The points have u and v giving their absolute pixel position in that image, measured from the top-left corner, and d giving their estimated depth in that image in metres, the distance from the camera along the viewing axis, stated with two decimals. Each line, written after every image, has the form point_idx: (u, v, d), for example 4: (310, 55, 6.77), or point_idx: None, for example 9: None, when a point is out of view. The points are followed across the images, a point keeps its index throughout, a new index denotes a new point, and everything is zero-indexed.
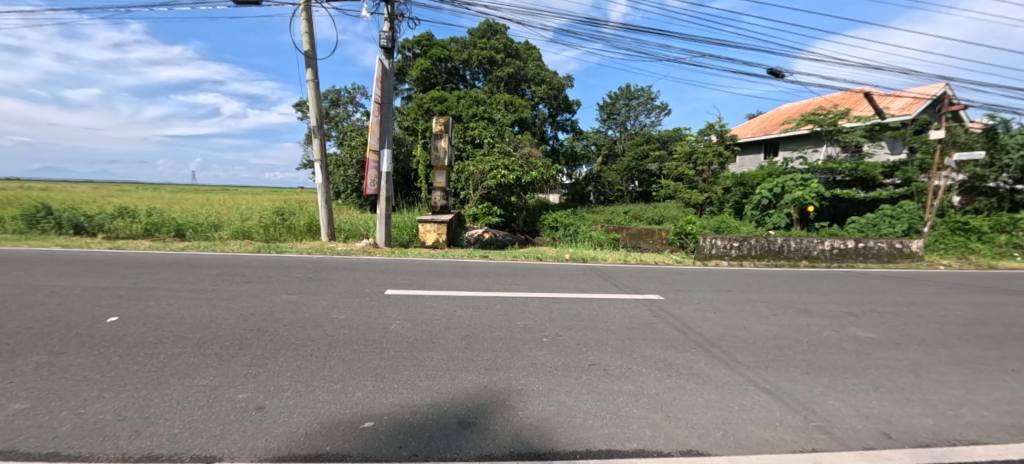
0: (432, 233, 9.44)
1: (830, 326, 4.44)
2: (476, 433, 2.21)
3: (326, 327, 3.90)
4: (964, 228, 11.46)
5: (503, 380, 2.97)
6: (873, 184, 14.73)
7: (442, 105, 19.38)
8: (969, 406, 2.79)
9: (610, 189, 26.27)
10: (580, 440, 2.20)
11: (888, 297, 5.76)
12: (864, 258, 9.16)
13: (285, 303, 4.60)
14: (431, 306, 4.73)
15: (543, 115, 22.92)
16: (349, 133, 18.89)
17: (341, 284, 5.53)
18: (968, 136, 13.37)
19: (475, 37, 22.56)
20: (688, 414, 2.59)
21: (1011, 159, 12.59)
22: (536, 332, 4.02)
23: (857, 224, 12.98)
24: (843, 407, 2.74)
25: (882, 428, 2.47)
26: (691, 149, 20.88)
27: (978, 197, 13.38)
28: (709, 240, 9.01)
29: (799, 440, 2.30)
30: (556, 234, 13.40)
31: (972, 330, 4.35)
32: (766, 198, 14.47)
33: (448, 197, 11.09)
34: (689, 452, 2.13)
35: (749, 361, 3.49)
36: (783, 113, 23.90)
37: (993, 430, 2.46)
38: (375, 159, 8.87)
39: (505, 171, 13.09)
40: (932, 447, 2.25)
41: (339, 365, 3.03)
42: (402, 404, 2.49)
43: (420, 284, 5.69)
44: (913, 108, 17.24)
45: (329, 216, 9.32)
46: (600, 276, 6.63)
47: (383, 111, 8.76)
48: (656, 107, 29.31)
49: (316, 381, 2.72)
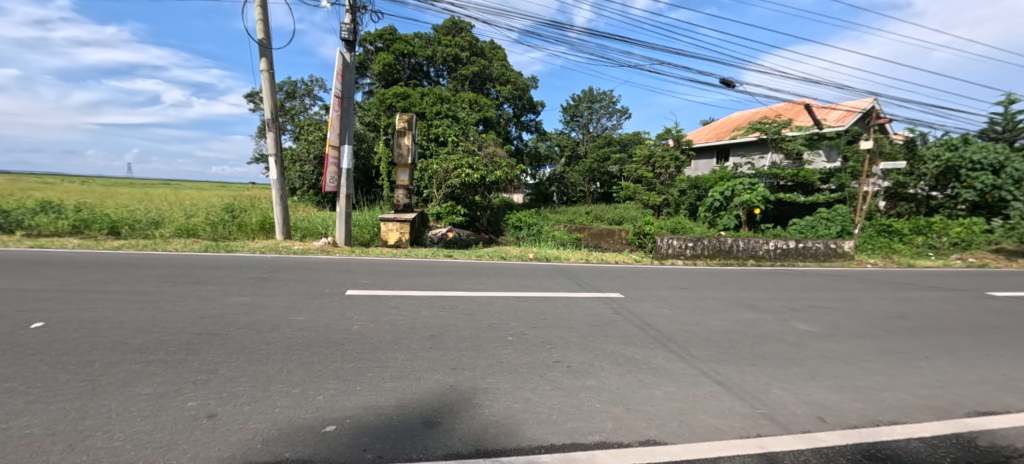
0: (394, 232, 9.18)
1: (773, 320, 4.84)
2: (441, 432, 2.22)
3: (283, 330, 3.75)
4: (888, 230, 12.95)
5: (468, 380, 3.00)
6: (812, 189, 15.89)
7: (405, 102, 18.98)
8: (891, 390, 3.17)
9: (572, 190, 26.97)
10: (545, 435, 2.29)
11: (823, 293, 6.33)
12: (804, 257, 9.98)
13: (238, 305, 4.36)
14: (395, 307, 4.63)
15: (508, 115, 22.86)
16: (305, 127, 18.04)
17: (299, 284, 5.31)
18: (892, 147, 15.27)
19: (439, 34, 22.21)
20: (648, 407, 2.75)
21: (926, 169, 14.09)
22: (501, 331, 4.07)
23: (798, 226, 14.13)
24: (784, 394, 3.03)
25: (818, 413, 2.77)
26: (650, 153, 21.68)
27: (900, 202, 15.04)
28: (666, 240, 9.48)
29: (747, 426, 2.53)
30: (520, 234, 13.56)
31: (895, 323, 4.90)
32: (717, 201, 15.41)
33: (411, 196, 10.78)
34: (647, 442, 2.28)
35: (703, 355, 3.72)
36: (733, 121, 25.50)
37: (909, 412, 2.84)
38: (334, 154, 8.46)
39: (469, 170, 12.88)
40: (859, 429, 2.57)
41: (298, 369, 2.94)
42: (366, 407, 2.45)
43: (384, 284, 5.57)
44: (846, 120, 18.98)
45: (284, 213, 8.84)
46: (563, 275, 6.78)
47: (343, 105, 8.41)
48: (617, 111, 30.28)
49: (274, 386, 2.62)
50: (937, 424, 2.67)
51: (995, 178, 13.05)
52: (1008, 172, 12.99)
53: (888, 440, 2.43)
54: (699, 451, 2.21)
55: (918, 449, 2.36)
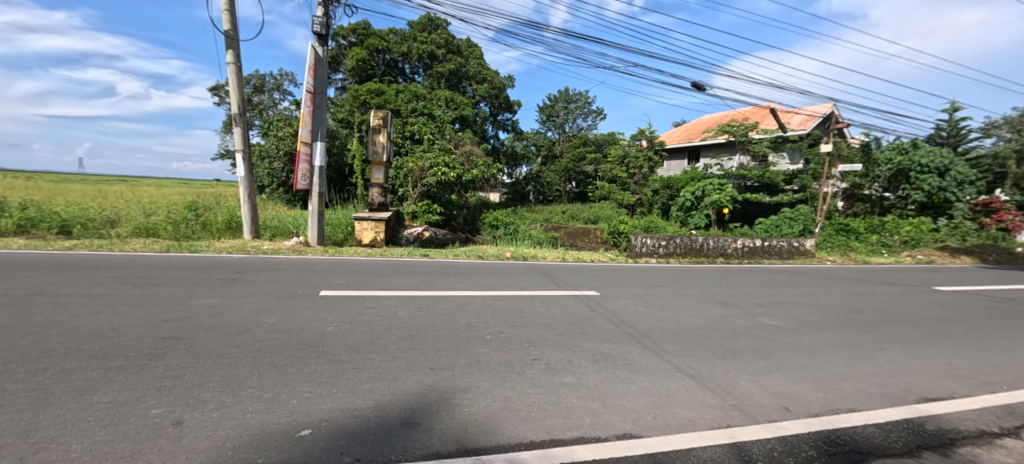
0: (369, 231, 8.99)
1: (742, 316, 5.06)
2: (420, 432, 2.21)
3: (253, 333, 3.62)
4: (846, 229, 13.69)
5: (447, 380, 3.00)
6: (777, 190, 16.58)
7: (379, 98, 18.63)
8: (850, 380, 3.39)
9: (548, 189, 27.25)
10: (524, 432, 2.32)
11: (787, 289, 6.66)
12: (769, 255, 10.48)
13: (204, 308, 4.17)
14: (371, 307, 4.55)
15: (484, 114, 22.75)
16: (274, 123, 17.37)
17: (269, 285, 5.13)
18: (848, 151, 16.24)
19: (415, 30, 21.85)
20: (624, 402, 2.84)
21: (880, 171, 15.15)
22: (480, 331, 4.07)
23: (764, 225, 14.77)
24: (752, 386, 3.19)
25: (783, 403, 2.95)
26: (624, 153, 22.12)
27: (856, 202, 16.12)
28: (640, 239, 9.69)
29: (717, 418, 2.67)
30: (497, 232, 13.59)
31: (852, 317, 5.22)
32: (689, 201, 15.91)
33: (387, 194, 10.58)
34: (624, 436, 2.36)
35: (676, 351, 3.86)
36: (703, 123, 26.40)
37: (865, 400, 3.06)
38: (306, 151, 8.19)
39: (445, 168, 12.53)
40: (820, 417, 2.78)
41: (270, 373, 2.86)
42: (342, 409, 2.41)
43: (359, 284, 5.46)
44: (808, 124, 19.97)
45: (252, 212, 8.49)
46: (540, 274, 6.85)
47: (315, 101, 8.15)
48: (592, 112, 30.78)
49: (245, 391, 2.54)
50: (890, 411, 2.90)
51: (941, 180, 14.06)
52: (952, 175, 14.07)
53: (847, 427, 2.65)
54: (673, 443, 2.32)
55: (873, 434, 2.59)
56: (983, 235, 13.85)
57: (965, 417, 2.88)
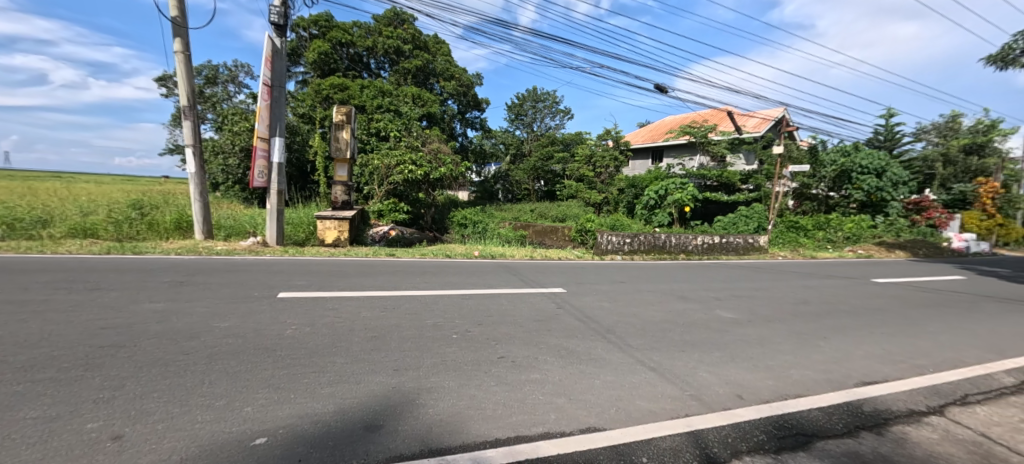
0: (332, 230, 8.70)
1: (701, 309, 5.29)
2: (384, 435, 2.16)
3: (204, 338, 3.41)
4: (796, 226, 14.57)
5: (412, 380, 2.95)
6: (734, 189, 17.51)
7: (343, 93, 18.04)
8: (797, 367, 3.62)
9: (517, 188, 27.38)
10: (490, 430, 2.32)
11: (743, 283, 7.01)
12: (726, 251, 11.00)
13: (148, 313, 3.89)
14: (333, 309, 4.39)
15: (452, 111, 22.45)
16: (229, 116, 16.40)
17: (222, 288, 4.85)
18: (798, 153, 17.26)
19: (380, 24, 21.24)
20: (588, 396, 2.90)
21: (825, 172, 16.15)
22: (446, 330, 4.03)
23: (722, 223, 15.51)
24: (709, 376, 3.34)
25: (737, 392, 3.11)
26: (591, 153, 22.48)
27: (805, 201, 16.95)
28: (606, 237, 9.91)
29: (676, 408, 2.78)
30: (465, 231, 13.48)
31: (800, 308, 5.56)
32: (653, 199, 16.42)
33: (350, 193, 10.25)
34: (588, 430, 2.41)
35: (638, 344, 3.97)
36: (667, 124, 27.34)
37: (810, 386, 3.28)
38: (263, 147, 7.77)
39: (412, 166, 12.34)
40: (770, 403, 2.95)
41: (223, 380, 2.70)
42: (301, 415, 2.32)
43: (320, 285, 5.26)
44: (762, 126, 21.12)
45: (204, 210, 8.00)
46: (508, 272, 6.87)
47: (272, 94, 7.76)
48: (560, 112, 31.16)
49: (194, 400, 2.39)
50: (832, 395, 3.12)
51: (879, 181, 15.27)
52: (888, 176, 15.35)
53: (794, 412, 2.83)
54: (635, 434, 2.39)
55: (817, 417, 2.77)
56: (915, 231, 15.66)
57: (896, 398, 3.14)
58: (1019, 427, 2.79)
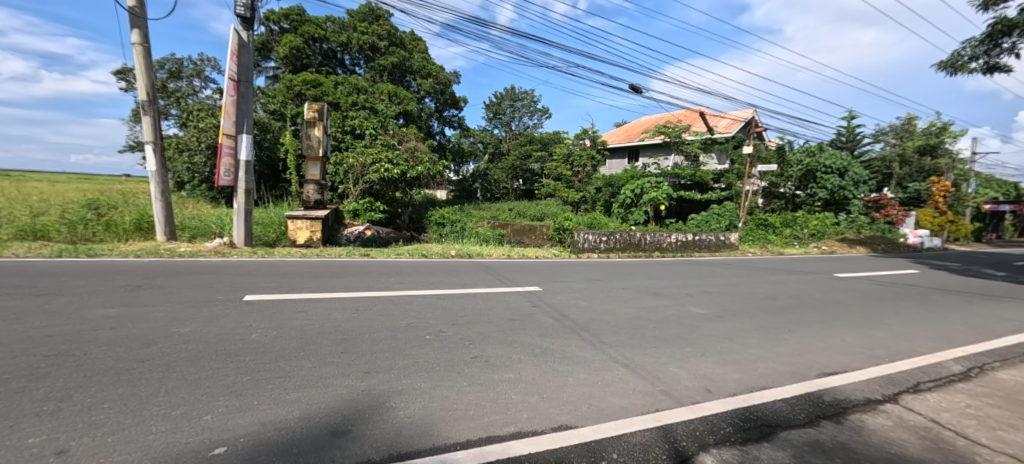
0: (304, 230, 8.46)
1: (673, 306, 5.39)
2: (351, 440, 2.10)
3: (161, 345, 3.25)
4: (765, 224, 15.08)
5: (382, 383, 2.88)
6: (707, 188, 17.77)
7: (316, 90, 17.58)
8: (763, 360, 3.73)
9: (496, 187, 27.34)
10: (461, 431, 2.29)
11: (714, 280, 7.19)
12: (699, 248, 11.28)
13: (100, 320, 3.67)
14: (303, 311, 4.26)
15: (429, 109, 22.15)
16: (193, 112, 15.71)
17: (183, 292, 4.63)
18: (767, 153, 17.81)
19: (355, 20, 20.79)
20: (561, 394, 2.90)
21: (792, 172, 16.69)
22: (419, 330, 3.96)
23: (695, 221, 15.93)
24: (680, 372, 3.40)
25: (705, 385, 3.18)
26: (569, 152, 22.67)
27: (774, 200, 17.61)
28: (582, 235, 9.99)
29: (647, 403, 2.82)
30: (443, 230, 13.36)
31: (768, 303, 5.75)
32: (629, 198, 16.70)
33: (324, 192, 10.01)
34: (560, 428, 2.41)
35: (611, 341, 4.01)
36: (643, 124, 27.84)
37: (775, 378, 3.38)
38: (229, 144, 7.47)
39: (388, 165, 12.13)
40: (737, 395, 3.03)
41: (181, 388, 2.57)
42: (264, 422, 2.23)
43: (289, 287, 5.09)
44: (733, 127, 21.79)
45: (166, 210, 7.63)
46: (484, 271, 6.83)
47: (239, 90, 7.49)
48: (538, 111, 31.27)
49: (148, 410, 2.26)
50: (795, 386, 3.23)
51: (841, 180, 15.98)
52: (850, 175, 16.06)
53: (759, 404, 2.91)
54: (606, 431, 2.40)
55: (781, 408, 2.86)
56: (874, 227, 16.44)
57: (855, 388, 3.27)
58: (965, 411, 2.95)
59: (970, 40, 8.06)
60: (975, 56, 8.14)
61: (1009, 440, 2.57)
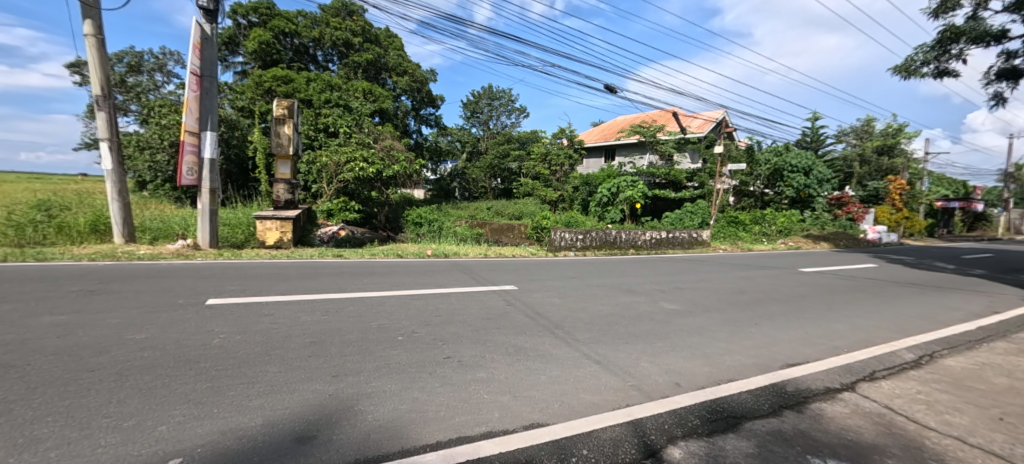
0: (274, 231, 8.22)
1: (646, 302, 5.48)
2: (316, 446, 2.04)
3: (115, 352, 3.08)
4: (736, 221, 15.55)
5: (351, 386, 2.81)
6: (681, 186, 18.07)
7: (287, 86, 17.09)
8: (730, 353, 3.84)
9: (474, 186, 27.22)
10: (431, 433, 2.25)
11: (686, 276, 7.37)
12: (673, 245, 11.54)
13: (47, 328, 3.44)
14: (269, 314, 4.12)
15: (405, 107, 21.84)
16: (155, 108, 14.99)
17: (141, 296, 4.41)
18: (737, 152, 18.30)
19: (327, 15, 20.30)
20: (534, 392, 2.89)
21: (761, 170, 17.16)
22: (391, 332, 3.90)
23: (670, 218, 16.26)
24: (651, 367, 3.46)
25: (675, 379, 3.24)
26: (546, 151, 22.75)
27: (744, 198, 18.10)
28: (559, 234, 10.04)
29: (618, 399, 2.85)
30: (419, 230, 13.17)
31: (736, 298, 5.92)
32: (606, 197, 16.93)
33: (295, 191, 9.74)
34: (532, 426, 2.40)
35: (585, 338, 4.05)
36: (619, 123, 28.28)
37: (741, 370, 3.48)
38: (192, 142, 7.16)
39: (363, 164, 11.90)
40: (705, 388, 3.10)
41: (135, 397, 2.44)
42: (225, 431, 2.13)
43: (256, 289, 4.92)
44: (705, 127, 22.45)
45: (124, 211, 7.25)
46: (460, 270, 6.79)
47: (203, 85, 7.19)
48: (516, 110, 31.33)
49: (97, 422, 2.13)
50: (761, 378, 3.33)
51: (806, 179, 16.65)
52: (814, 174, 16.75)
53: (726, 396, 2.98)
54: (578, 427, 2.41)
55: (747, 400, 2.94)
56: (837, 224, 17.24)
57: (815, 377, 3.40)
58: (916, 397, 3.11)
59: (922, 46, 8.50)
60: (926, 61, 8.59)
61: (954, 422, 2.72)
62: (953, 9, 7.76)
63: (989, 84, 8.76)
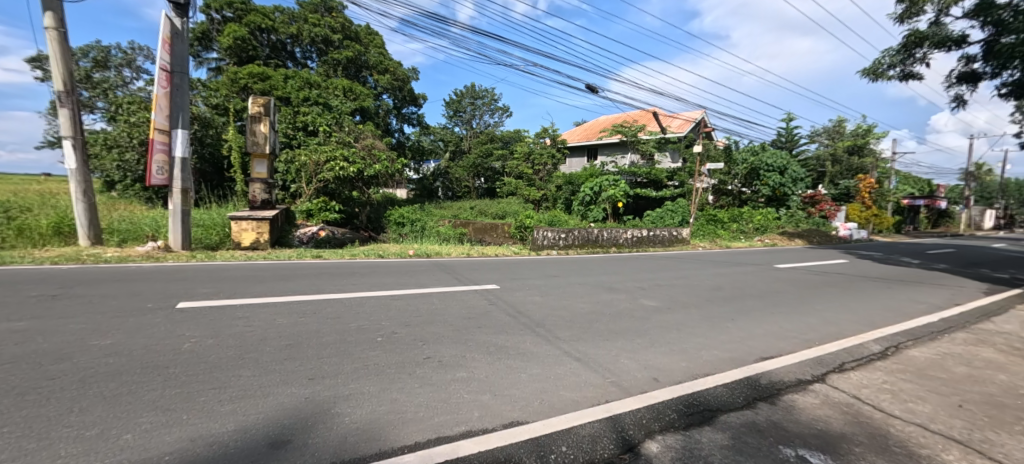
0: (250, 232, 8.00)
1: (627, 299, 5.55)
2: (291, 451, 1.99)
3: (77, 359, 2.94)
4: (715, 219, 15.89)
5: (328, 389, 2.76)
6: (661, 185, 18.21)
7: (264, 83, 16.68)
8: (707, 348, 3.92)
9: (457, 186, 27.09)
10: (410, 434, 2.23)
11: (666, 273, 7.49)
12: (654, 243, 11.73)
13: (3, 335, 3.27)
14: (244, 317, 4.02)
15: (387, 106, 21.59)
16: (123, 105, 14.43)
17: (107, 301, 4.23)
18: (715, 152, 18.75)
19: (305, 11, 19.89)
20: (514, 390, 2.89)
21: (738, 170, 17.57)
22: (370, 332, 3.85)
23: (651, 217, 16.49)
24: (630, 363, 3.50)
25: (654, 375, 3.29)
26: (529, 150, 22.77)
27: (723, 196, 18.43)
28: (542, 232, 10.08)
29: (597, 395, 2.87)
30: (402, 230, 13.02)
31: (714, 294, 6.06)
32: (589, 196, 17.08)
33: (272, 191, 9.51)
34: (511, 424, 2.40)
35: (566, 336, 4.08)
36: (602, 123, 28.56)
37: (718, 365, 3.55)
38: (162, 140, 6.92)
39: (344, 163, 11.71)
40: (682, 383, 3.15)
41: (99, 405, 2.34)
42: (194, 438, 2.07)
43: (230, 292, 4.79)
44: (684, 127, 22.90)
45: (90, 212, 6.95)
46: (442, 270, 6.75)
47: (173, 81, 6.96)
48: (499, 109, 31.31)
49: (56, 432, 2.03)
50: (736, 372, 3.41)
51: (782, 178, 17.13)
52: (789, 173, 17.25)
53: (703, 390, 3.04)
54: (557, 425, 2.42)
55: (722, 393, 3.01)
56: (811, 221, 17.82)
57: (788, 370, 3.50)
58: (882, 387, 3.23)
59: (888, 50, 8.85)
60: (893, 64, 8.94)
61: (917, 410, 2.83)
62: (917, 14, 8.09)
63: (950, 87, 9.17)
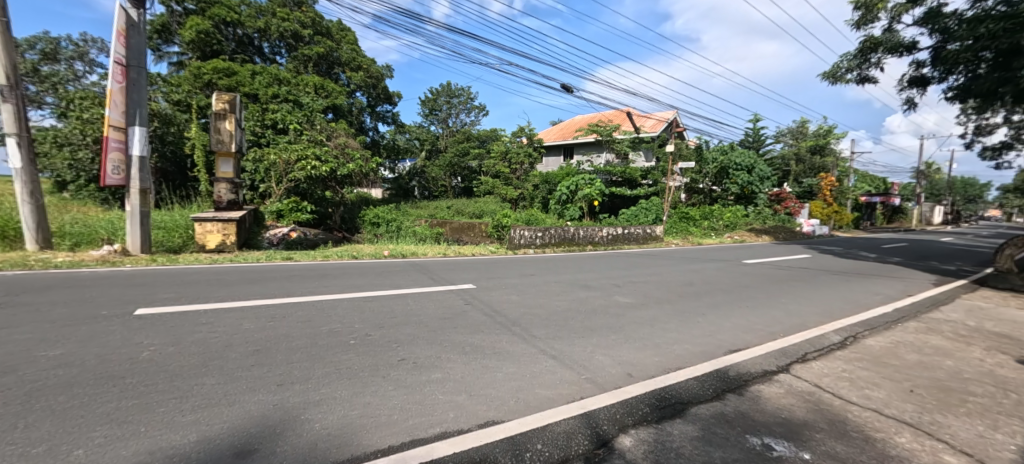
0: (215, 233, 7.67)
1: (602, 297, 5.64)
2: (257, 459, 1.93)
3: (22, 372, 2.76)
4: (687, 217, 16.32)
5: (298, 395, 2.69)
6: (636, 184, 18.69)
7: (229, 79, 16.04)
8: (679, 343, 4.04)
9: (434, 185, 26.82)
10: (383, 438, 2.20)
11: (639, 270, 7.65)
12: (628, 241, 11.97)
13: None
14: (208, 323, 3.86)
15: (360, 104, 21.16)
16: (74, 101, 13.59)
17: (56, 309, 3.97)
18: (687, 151, 19.31)
19: (274, 4, 19.22)
20: (490, 390, 2.90)
21: (709, 169, 18.10)
22: (343, 335, 3.77)
23: (626, 215, 16.82)
24: (605, 359, 3.56)
25: (628, 370, 3.36)
26: (506, 149, 22.74)
27: (695, 194, 18.93)
28: (518, 231, 10.10)
29: (572, 392, 2.91)
30: (377, 231, 12.80)
31: (685, 289, 6.23)
32: (565, 195, 17.22)
33: (238, 191, 9.17)
34: (486, 424, 2.40)
35: (541, 334, 4.11)
36: (578, 122, 28.88)
37: (688, 358, 3.66)
38: (117, 138, 6.56)
39: (315, 162, 11.40)
40: (655, 377, 3.23)
41: (47, 420, 2.21)
42: (153, 451, 1.98)
43: (193, 296, 4.58)
44: (657, 127, 23.43)
45: (38, 215, 6.52)
46: (418, 271, 6.68)
47: (129, 76, 6.62)
48: (476, 108, 31.19)
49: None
50: (706, 365, 3.52)
51: (749, 176, 17.77)
52: (756, 172, 17.92)
53: (674, 383, 3.13)
54: (532, 423, 2.44)
55: (692, 386, 3.10)
56: (777, 218, 18.60)
57: (755, 362, 3.64)
58: (840, 375, 3.41)
59: (846, 54, 9.30)
60: (850, 68, 9.41)
61: (872, 396, 3.00)
62: (872, 21, 8.54)
63: (902, 90, 9.73)
